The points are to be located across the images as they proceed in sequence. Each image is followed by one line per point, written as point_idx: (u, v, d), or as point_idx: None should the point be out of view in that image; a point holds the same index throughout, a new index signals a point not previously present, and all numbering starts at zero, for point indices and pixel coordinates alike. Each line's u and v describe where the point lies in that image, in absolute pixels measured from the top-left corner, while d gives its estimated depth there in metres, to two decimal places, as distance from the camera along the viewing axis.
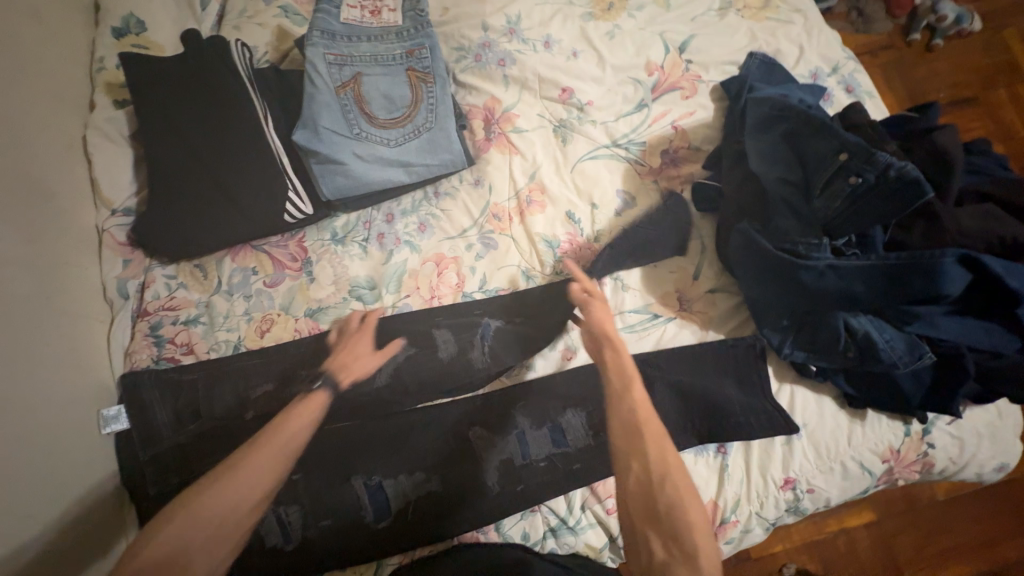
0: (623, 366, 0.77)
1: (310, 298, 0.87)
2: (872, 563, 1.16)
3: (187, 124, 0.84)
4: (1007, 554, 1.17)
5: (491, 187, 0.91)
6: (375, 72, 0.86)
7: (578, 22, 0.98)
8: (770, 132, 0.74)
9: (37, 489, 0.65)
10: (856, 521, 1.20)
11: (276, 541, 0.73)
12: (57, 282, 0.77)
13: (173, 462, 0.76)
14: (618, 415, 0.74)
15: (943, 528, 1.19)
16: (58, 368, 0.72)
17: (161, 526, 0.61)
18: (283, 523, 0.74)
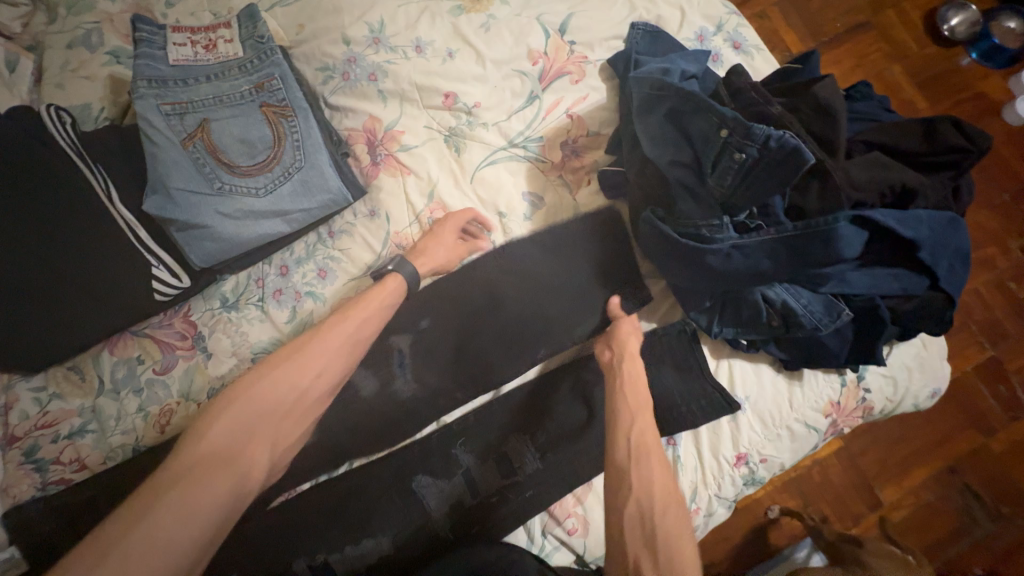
0: (637, 397, 0.73)
1: (210, 377, 0.78)
2: (844, 486, 1.22)
3: (14, 215, 0.72)
4: (962, 448, 1.24)
5: (389, 215, 0.84)
6: (223, 114, 0.76)
7: (449, 17, 0.90)
8: (653, 114, 0.70)
9: None
10: (826, 451, 1.23)
11: None
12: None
13: None
14: (620, 433, 0.70)
15: (901, 438, 1.24)
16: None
17: (224, 410, 0.64)
18: None
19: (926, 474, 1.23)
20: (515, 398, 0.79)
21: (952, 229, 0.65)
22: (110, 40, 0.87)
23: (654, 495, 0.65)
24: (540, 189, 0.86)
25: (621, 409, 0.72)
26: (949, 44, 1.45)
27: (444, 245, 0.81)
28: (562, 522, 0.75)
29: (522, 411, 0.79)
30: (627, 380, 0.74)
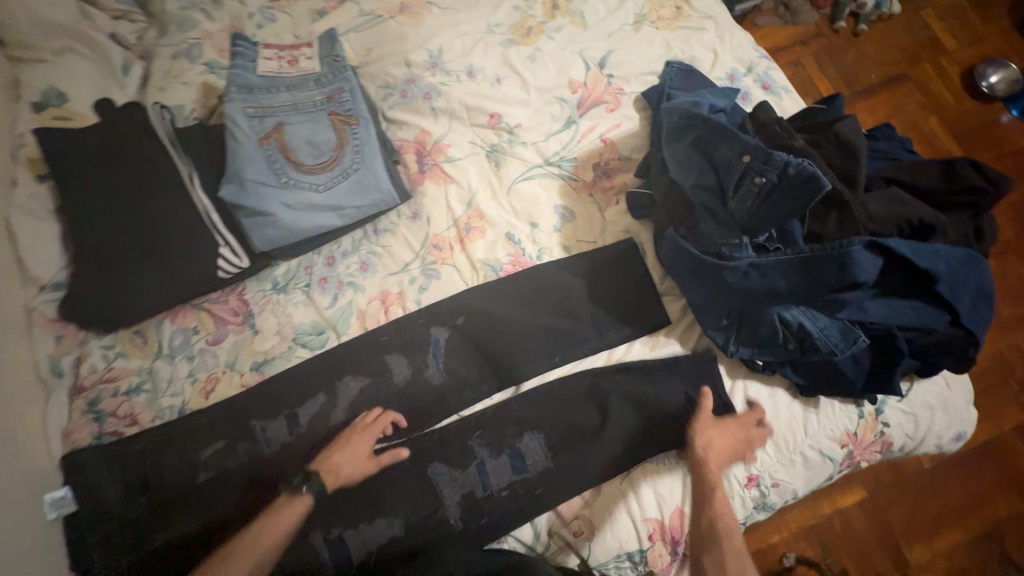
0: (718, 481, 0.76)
1: (255, 351, 0.85)
2: (870, 542, 1.16)
3: (111, 192, 0.83)
4: (998, 516, 1.17)
5: (429, 218, 0.91)
6: (297, 119, 0.86)
7: (500, 49, 1.00)
8: (682, 140, 0.76)
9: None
10: (848, 500, 1.19)
11: None
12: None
13: (126, 540, 0.75)
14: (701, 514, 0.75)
15: (933, 493, 1.19)
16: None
17: None
18: None
19: (960, 535, 1.16)
20: (533, 397, 0.83)
21: (973, 266, 0.67)
22: (207, 53, 1.00)
23: None
24: (570, 204, 0.93)
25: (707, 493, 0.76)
26: (989, 99, 1.47)
27: (365, 451, 0.79)
28: (568, 523, 0.77)
29: (538, 411, 0.82)
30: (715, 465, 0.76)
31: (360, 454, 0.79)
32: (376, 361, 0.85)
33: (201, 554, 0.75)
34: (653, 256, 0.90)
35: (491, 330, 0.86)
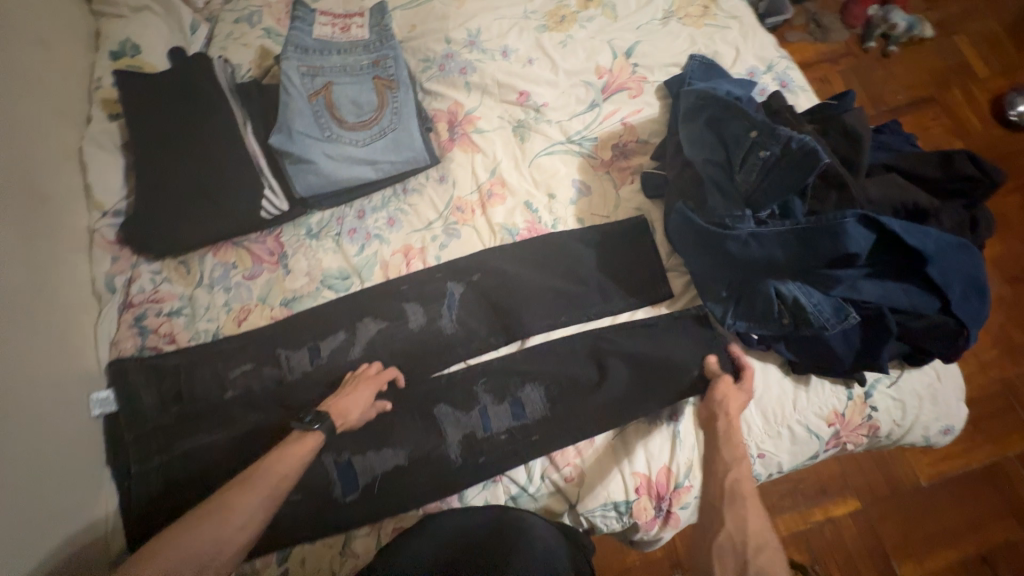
0: (737, 441, 0.73)
1: (286, 288, 0.93)
2: (860, 553, 1.16)
3: (174, 133, 0.93)
4: (994, 541, 1.16)
5: (455, 182, 0.98)
6: (344, 80, 0.94)
7: (534, 33, 1.07)
8: (696, 119, 0.84)
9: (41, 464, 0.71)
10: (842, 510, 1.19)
11: None
12: (44, 278, 0.81)
13: (156, 441, 0.83)
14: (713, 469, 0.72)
15: (928, 511, 1.19)
16: (38, 358, 0.76)
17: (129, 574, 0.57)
18: None
19: (954, 557, 1.15)
20: (536, 352, 0.88)
21: (963, 253, 0.71)
22: (266, 20, 1.10)
23: (755, 529, 0.63)
24: (588, 180, 0.99)
25: (719, 450, 0.73)
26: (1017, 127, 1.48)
27: (368, 397, 0.81)
28: (560, 470, 0.81)
29: (540, 365, 0.87)
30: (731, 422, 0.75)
31: (363, 400, 0.81)
32: (395, 307, 0.92)
33: (222, 461, 0.82)
34: (662, 233, 0.95)
35: (504, 288, 0.92)
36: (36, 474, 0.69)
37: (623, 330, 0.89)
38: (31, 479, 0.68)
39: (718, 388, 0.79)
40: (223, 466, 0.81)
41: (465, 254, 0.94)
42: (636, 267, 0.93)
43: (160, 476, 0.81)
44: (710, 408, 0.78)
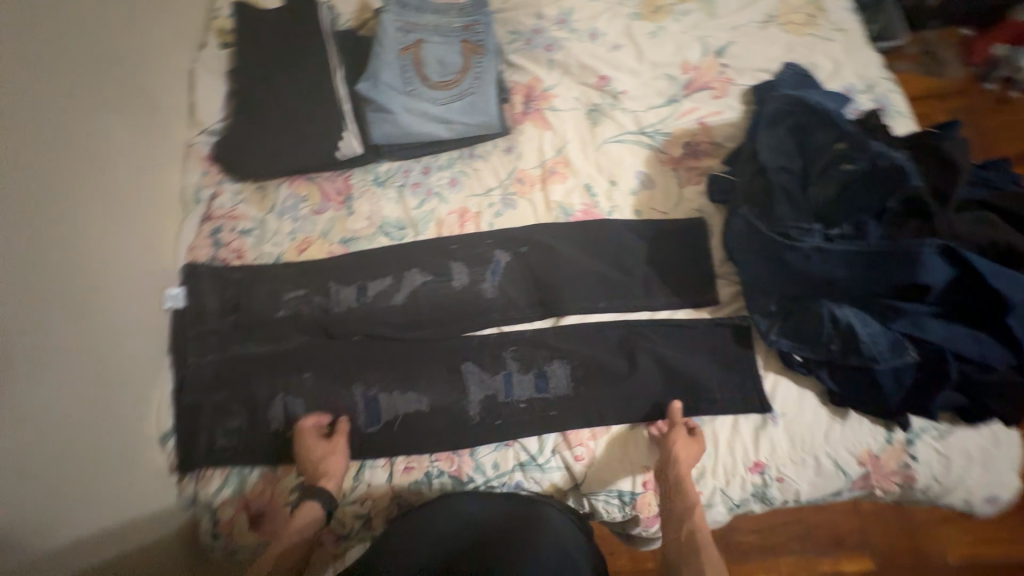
0: (687, 491, 0.72)
1: (346, 228, 0.98)
2: None
3: (275, 68, 1.01)
4: None
5: (520, 154, 1.00)
6: (435, 40, 0.97)
7: (626, 20, 1.06)
8: (779, 125, 0.83)
9: (114, 334, 0.81)
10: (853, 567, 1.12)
11: (279, 424, 0.86)
12: (144, 178, 0.91)
13: (213, 341, 0.91)
14: (670, 522, 0.71)
15: None
16: (123, 247, 0.85)
17: None
18: (288, 410, 0.87)
19: None
20: (569, 332, 0.89)
21: None
22: None
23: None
24: (652, 173, 0.98)
25: (673, 499, 0.72)
26: None
27: (317, 443, 0.82)
28: (572, 448, 0.82)
29: (571, 345, 0.88)
30: (679, 472, 0.74)
31: (320, 446, 0.82)
32: (442, 263, 0.95)
33: (264, 372, 0.89)
34: (719, 239, 0.93)
35: (549, 264, 0.93)
36: (102, 340, 0.78)
37: (660, 327, 0.89)
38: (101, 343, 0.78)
39: (670, 437, 0.78)
40: (264, 377, 0.88)
41: (517, 225, 0.96)
42: (684, 268, 0.92)
43: (211, 372, 0.89)
44: (659, 456, 0.77)
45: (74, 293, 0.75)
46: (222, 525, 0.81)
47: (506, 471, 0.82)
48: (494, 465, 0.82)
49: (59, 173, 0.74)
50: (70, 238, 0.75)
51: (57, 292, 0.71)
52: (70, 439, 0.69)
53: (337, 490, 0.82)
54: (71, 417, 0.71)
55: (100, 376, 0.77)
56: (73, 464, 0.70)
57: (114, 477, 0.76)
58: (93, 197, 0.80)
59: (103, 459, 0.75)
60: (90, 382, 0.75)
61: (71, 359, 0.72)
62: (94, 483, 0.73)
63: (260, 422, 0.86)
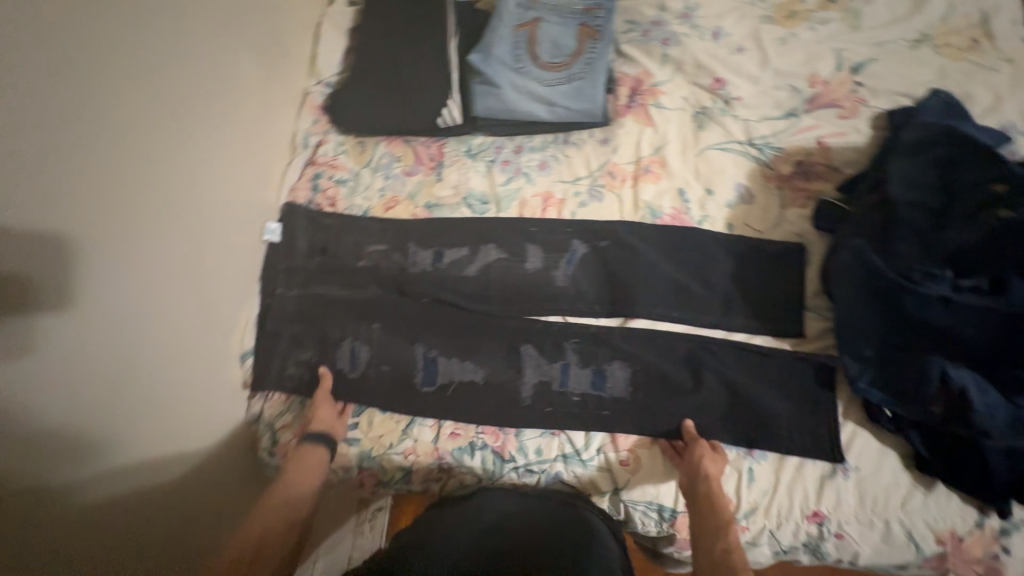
0: (717, 507, 0.68)
1: (432, 194, 1.01)
2: None
3: (395, 31, 1.05)
4: None
5: (616, 147, 0.98)
6: (553, 20, 0.97)
7: (756, 21, 0.99)
8: (922, 155, 0.75)
9: (218, 254, 0.88)
10: None
11: (343, 365, 0.91)
12: (262, 118, 0.98)
13: (298, 278, 0.97)
14: (701, 541, 0.65)
15: None
16: (235, 181, 0.92)
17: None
18: (354, 352, 0.92)
19: None
20: (635, 335, 0.87)
21: None
22: None
23: None
24: (754, 188, 0.92)
25: (701, 514, 0.68)
26: None
27: (330, 405, 0.87)
28: (618, 451, 0.81)
29: (635, 349, 0.86)
30: (709, 489, 0.71)
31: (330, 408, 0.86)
32: (519, 243, 0.95)
33: (338, 316, 0.93)
34: (816, 270, 0.86)
35: (626, 264, 0.91)
36: (203, 258, 0.85)
37: (733, 349, 0.84)
38: (203, 264, 0.85)
39: (693, 451, 0.76)
40: (335, 320, 0.93)
41: (600, 219, 0.94)
42: (772, 293, 0.86)
43: (292, 306, 0.95)
44: (687, 472, 0.75)
45: (182, 220, 0.81)
46: (280, 445, 0.89)
47: (548, 459, 0.82)
48: (537, 450, 0.82)
49: (186, 101, 0.80)
50: (183, 162, 0.80)
51: (164, 217, 0.77)
52: (161, 345, 0.76)
53: (384, 439, 0.86)
54: (168, 329, 0.78)
55: (201, 296, 0.84)
56: (163, 374, 0.77)
57: (200, 387, 0.84)
58: (214, 133, 0.87)
59: (191, 372, 0.82)
60: (188, 295, 0.82)
61: (171, 281, 0.79)
62: (184, 381, 0.81)
63: (325, 360, 0.92)
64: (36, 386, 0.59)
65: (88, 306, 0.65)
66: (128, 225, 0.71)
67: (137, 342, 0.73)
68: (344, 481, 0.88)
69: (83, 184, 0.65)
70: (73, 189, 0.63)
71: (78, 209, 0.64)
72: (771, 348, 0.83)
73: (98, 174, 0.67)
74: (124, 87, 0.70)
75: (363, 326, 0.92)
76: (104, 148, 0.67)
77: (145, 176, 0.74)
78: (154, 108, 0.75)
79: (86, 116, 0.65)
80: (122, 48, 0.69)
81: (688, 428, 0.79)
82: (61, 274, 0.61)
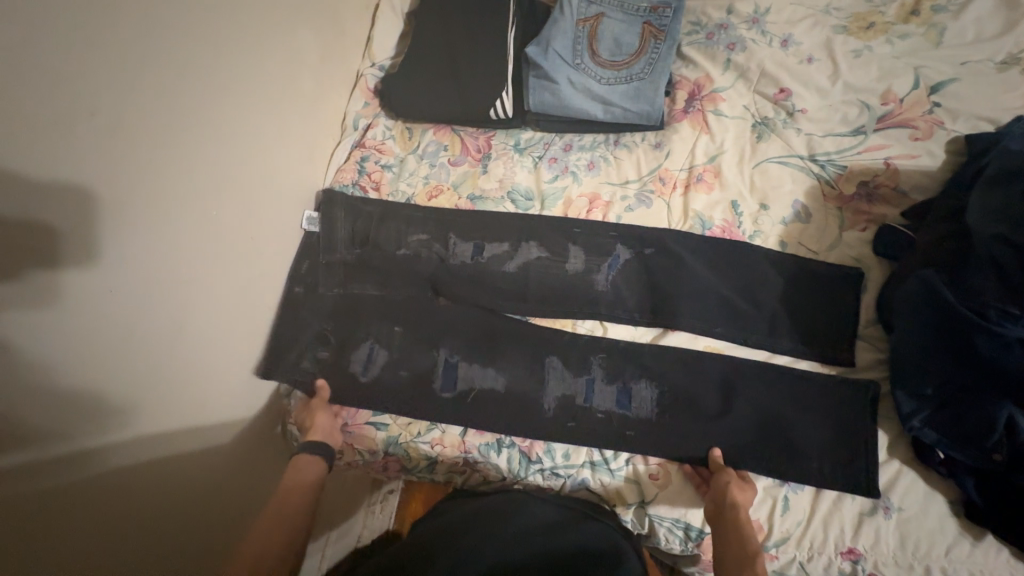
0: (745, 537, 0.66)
1: (477, 186, 1.00)
2: None
3: (453, 19, 1.04)
4: None
5: (669, 153, 0.95)
6: (616, 17, 0.94)
7: (829, 31, 0.94)
8: (1006, 186, 0.70)
9: (269, 229, 0.90)
10: None
11: (357, 369, 0.88)
12: (315, 98, 0.99)
13: (344, 268, 0.95)
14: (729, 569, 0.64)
15: None
16: (285, 160, 0.93)
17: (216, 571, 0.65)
18: (371, 357, 0.89)
19: None
20: (674, 348, 0.85)
21: None
22: None
23: None
24: (812, 206, 0.88)
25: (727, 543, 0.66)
26: None
27: (327, 419, 0.83)
28: (648, 463, 0.79)
29: (672, 362, 0.84)
30: (738, 517, 0.68)
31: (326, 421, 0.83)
32: (561, 243, 0.94)
33: (366, 306, 0.92)
34: (871, 298, 0.83)
35: (670, 273, 0.88)
36: (253, 233, 0.86)
37: (775, 372, 0.81)
38: (253, 239, 0.86)
39: (721, 476, 0.74)
40: (364, 308, 0.92)
41: (646, 225, 0.92)
42: (821, 317, 0.83)
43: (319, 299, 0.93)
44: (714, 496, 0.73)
45: (237, 193, 0.82)
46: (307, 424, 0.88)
47: (575, 464, 0.81)
48: (565, 454, 0.81)
49: (250, 77, 0.82)
50: (242, 136, 0.82)
51: (215, 190, 0.78)
52: (211, 313, 0.78)
53: (413, 427, 0.85)
54: (219, 300, 0.80)
55: (245, 273, 0.85)
56: (210, 343, 0.79)
57: (243, 359, 0.86)
58: (267, 110, 0.87)
59: (236, 344, 0.84)
60: (237, 269, 0.83)
61: (218, 254, 0.79)
62: (228, 351, 0.82)
63: (345, 361, 0.89)
64: (88, 344, 0.59)
65: (141, 272, 0.66)
66: (183, 195, 0.72)
67: (184, 312, 0.73)
68: (369, 463, 0.89)
69: (145, 150, 0.65)
70: (135, 154, 0.64)
71: (138, 174, 0.64)
72: (816, 374, 0.80)
73: (165, 138, 0.68)
74: (188, 56, 0.70)
75: (384, 331, 0.90)
76: (166, 115, 0.68)
77: (201, 148, 0.74)
78: (213, 80, 0.75)
79: (151, 81, 0.65)
80: (188, 19, 0.69)
81: (716, 456, 0.76)
82: (120, 229, 0.62)
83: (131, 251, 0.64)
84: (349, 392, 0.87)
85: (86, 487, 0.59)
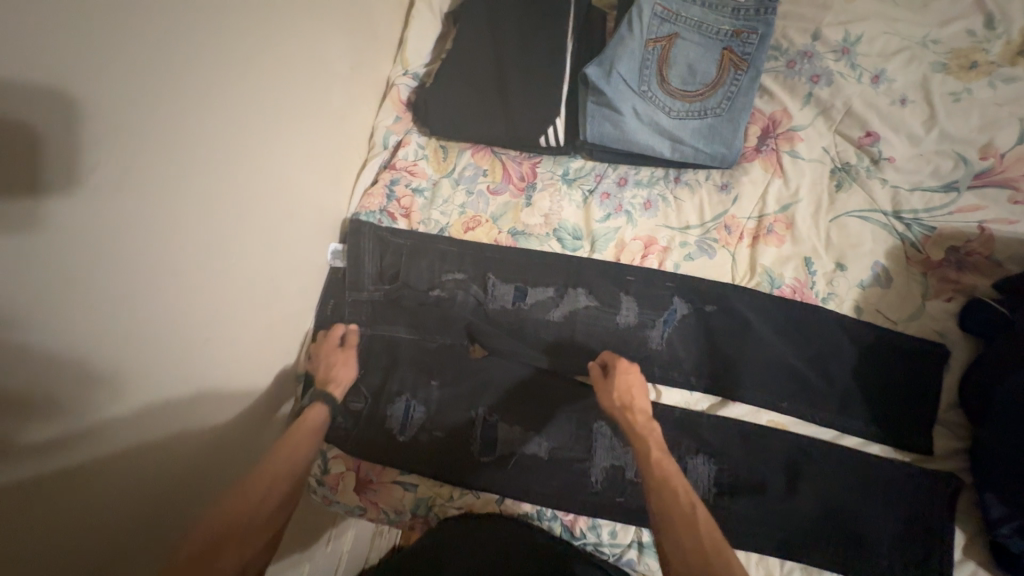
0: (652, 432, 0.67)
1: (519, 219, 0.90)
2: None
3: (501, 28, 0.94)
4: None
5: (737, 198, 0.85)
6: (692, 39, 0.85)
7: (926, 68, 0.85)
8: None
9: (294, 252, 0.82)
10: None
11: (393, 425, 0.81)
12: (348, 113, 0.90)
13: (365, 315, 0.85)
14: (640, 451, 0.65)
15: None
16: (310, 183, 0.84)
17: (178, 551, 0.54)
18: (406, 415, 0.81)
19: None
20: (732, 423, 0.78)
21: None
22: None
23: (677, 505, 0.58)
24: (894, 269, 0.80)
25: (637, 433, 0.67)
26: None
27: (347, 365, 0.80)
28: None
29: (730, 436, 0.77)
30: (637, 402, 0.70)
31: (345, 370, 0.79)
32: (612, 292, 0.85)
33: (399, 357, 0.84)
34: (951, 379, 0.76)
35: (732, 336, 0.80)
36: (271, 246, 0.77)
37: (844, 456, 0.75)
38: (271, 265, 0.77)
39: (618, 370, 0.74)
40: (390, 355, 0.84)
41: (707, 278, 0.83)
42: (897, 398, 0.76)
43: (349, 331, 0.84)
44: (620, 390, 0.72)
45: (258, 188, 0.73)
46: (330, 477, 0.80)
47: (622, 543, 0.74)
48: (610, 532, 0.75)
49: (284, 72, 0.74)
50: (271, 141, 0.74)
51: (237, 203, 0.70)
52: (222, 308, 0.69)
53: (444, 490, 0.79)
54: (233, 310, 0.71)
55: (265, 313, 0.78)
56: (225, 355, 0.71)
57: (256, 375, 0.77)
58: (295, 128, 0.78)
59: (247, 361, 0.75)
60: (252, 262, 0.74)
61: (232, 255, 0.70)
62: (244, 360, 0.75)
63: (375, 417, 0.81)
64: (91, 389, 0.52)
65: (150, 299, 0.58)
66: (197, 195, 0.63)
67: (197, 331, 0.65)
68: (394, 522, 0.83)
69: (158, 147, 0.56)
70: (142, 171, 0.55)
71: (146, 187, 0.55)
72: (889, 462, 0.74)
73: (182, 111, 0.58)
74: (215, 64, 0.62)
75: (416, 384, 0.82)
76: (183, 101, 0.58)
77: (219, 162, 0.65)
78: (240, 86, 0.66)
79: (172, 80, 0.56)
80: (218, 29, 0.61)
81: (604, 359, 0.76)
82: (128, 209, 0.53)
83: (138, 298, 0.56)
84: (376, 451, 0.79)
85: (69, 483, 0.50)
